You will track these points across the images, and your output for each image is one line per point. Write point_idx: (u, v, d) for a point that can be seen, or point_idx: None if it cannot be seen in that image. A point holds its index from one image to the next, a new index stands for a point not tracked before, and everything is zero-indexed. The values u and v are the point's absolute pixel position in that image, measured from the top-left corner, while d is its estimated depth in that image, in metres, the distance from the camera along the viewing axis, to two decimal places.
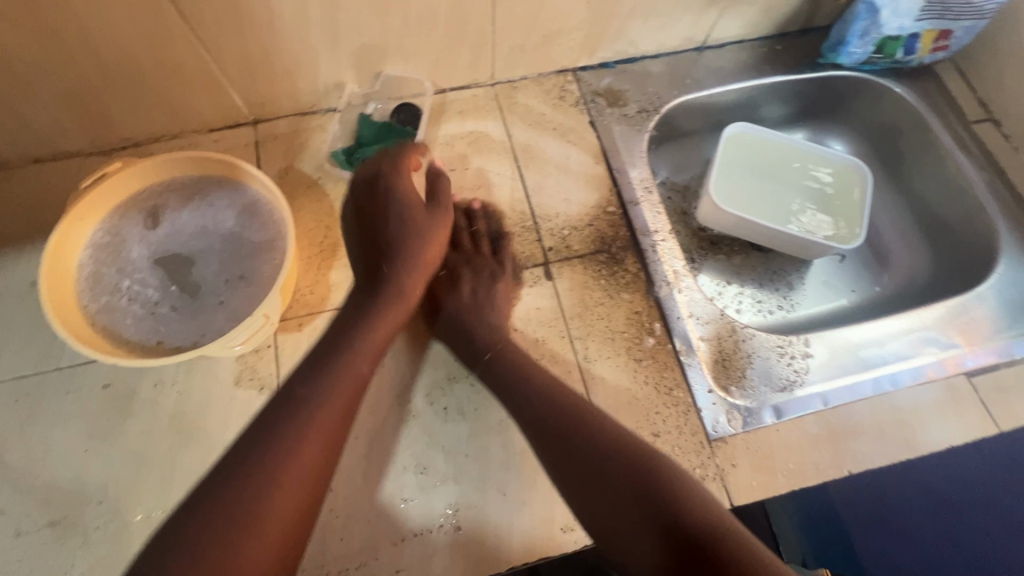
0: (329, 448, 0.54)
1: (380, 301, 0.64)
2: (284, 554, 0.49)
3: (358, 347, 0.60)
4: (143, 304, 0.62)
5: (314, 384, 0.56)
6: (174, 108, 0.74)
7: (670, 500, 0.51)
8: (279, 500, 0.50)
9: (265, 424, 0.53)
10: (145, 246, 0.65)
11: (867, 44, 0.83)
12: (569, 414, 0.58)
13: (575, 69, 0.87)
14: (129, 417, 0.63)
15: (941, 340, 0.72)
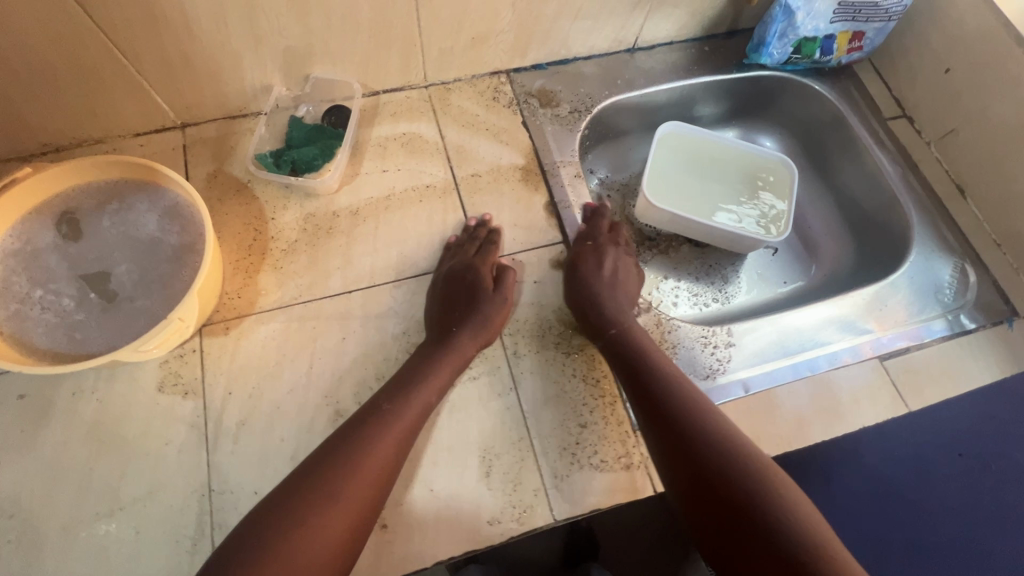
0: (395, 457, 0.57)
1: (440, 358, 0.64)
2: (333, 567, 0.50)
3: (421, 393, 0.61)
4: (57, 314, 0.60)
5: (395, 399, 0.60)
6: (95, 112, 0.73)
7: (764, 507, 0.51)
8: (342, 499, 0.52)
9: (355, 431, 0.57)
10: (59, 255, 0.63)
11: (785, 45, 0.87)
12: (682, 404, 0.60)
13: (508, 71, 0.88)
14: (45, 427, 0.61)
15: (855, 326, 0.77)
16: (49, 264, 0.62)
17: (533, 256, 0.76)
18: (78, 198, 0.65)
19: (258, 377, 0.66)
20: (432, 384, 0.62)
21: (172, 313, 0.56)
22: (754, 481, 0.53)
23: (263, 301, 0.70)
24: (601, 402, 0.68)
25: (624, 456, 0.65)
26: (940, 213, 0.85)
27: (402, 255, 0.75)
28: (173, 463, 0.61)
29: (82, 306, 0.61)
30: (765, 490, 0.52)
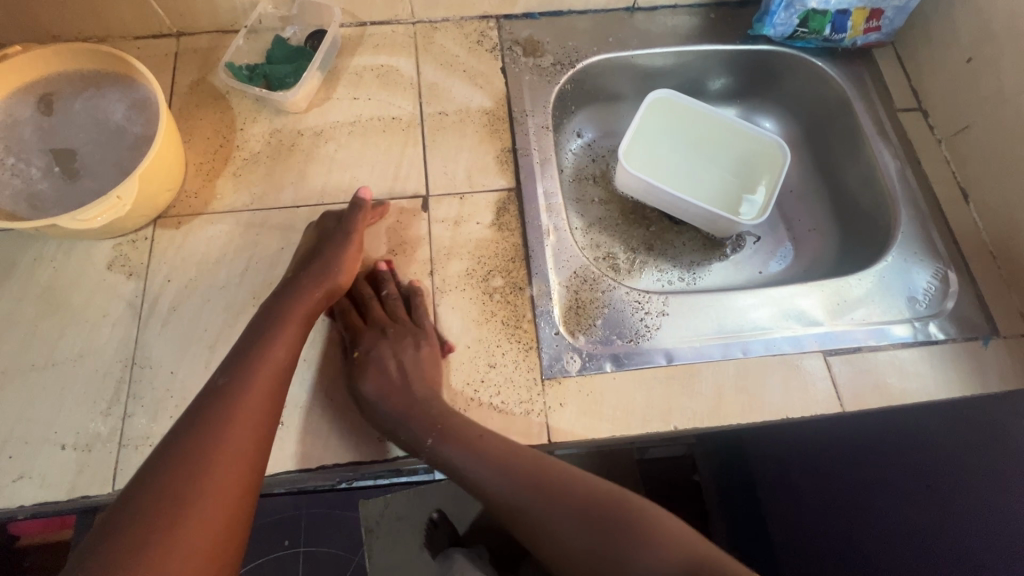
0: (258, 428, 0.55)
1: (280, 315, 0.62)
2: (223, 542, 0.49)
3: (273, 345, 0.60)
4: (20, 179, 0.65)
5: (235, 371, 0.57)
6: (97, 9, 0.78)
7: (626, 552, 0.55)
8: (215, 482, 0.51)
9: (196, 410, 0.54)
10: (34, 130, 0.68)
11: (791, 16, 0.81)
12: (515, 481, 0.58)
13: (498, 17, 0.88)
14: (5, 283, 0.68)
15: (806, 317, 0.72)
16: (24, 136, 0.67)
17: (481, 199, 0.76)
18: (61, 82, 0.70)
19: (196, 271, 0.70)
20: (281, 340, 0.60)
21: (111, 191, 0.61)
22: (592, 524, 0.56)
23: (216, 203, 0.74)
24: (516, 346, 0.68)
25: (526, 402, 0.65)
26: (934, 217, 0.78)
27: (355, 179, 0.76)
28: (106, 335, 0.66)
29: (44, 177, 0.65)
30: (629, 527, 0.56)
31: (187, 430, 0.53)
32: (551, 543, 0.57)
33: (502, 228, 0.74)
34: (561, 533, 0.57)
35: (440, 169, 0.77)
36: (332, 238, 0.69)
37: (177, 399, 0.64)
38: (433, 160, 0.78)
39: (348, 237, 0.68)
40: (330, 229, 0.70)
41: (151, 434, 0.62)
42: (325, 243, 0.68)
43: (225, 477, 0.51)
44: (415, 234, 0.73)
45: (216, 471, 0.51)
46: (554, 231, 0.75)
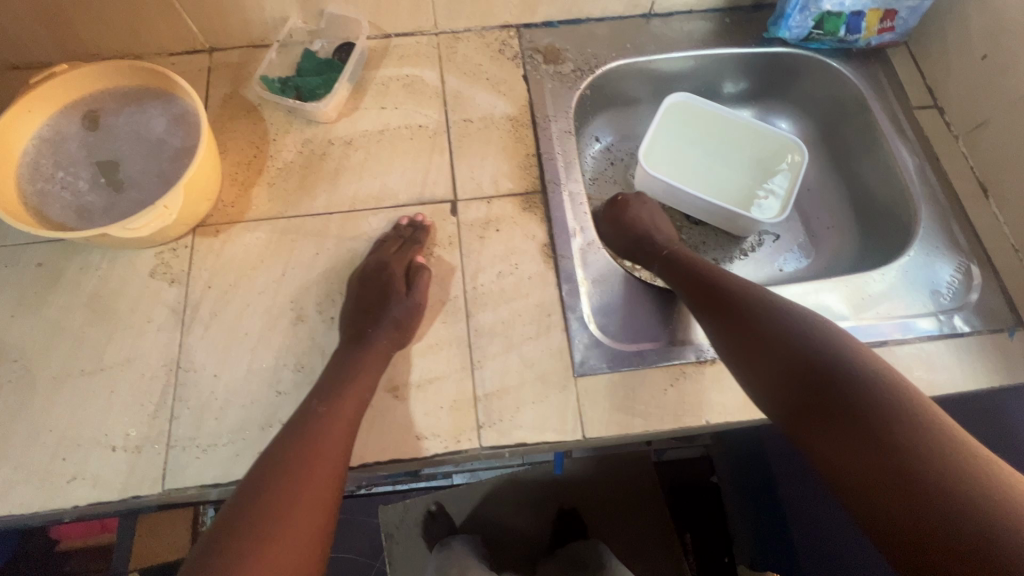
0: (342, 456, 0.58)
1: (356, 360, 0.64)
2: (309, 562, 0.50)
3: (350, 390, 0.62)
4: (70, 191, 0.68)
5: (326, 400, 0.61)
6: (136, 30, 0.81)
7: (831, 359, 0.52)
8: (304, 497, 0.53)
9: (293, 432, 0.58)
10: (85, 146, 0.70)
11: (806, 19, 0.83)
12: (803, 324, 0.56)
13: (518, 26, 0.90)
14: (54, 292, 0.70)
15: (832, 313, 0.73)
16: (73, 154, 0.70)
17: (509, 202, 0.78)
18: (106, 100, 0.73)
19: (235, 277, 0.72)
20: (361, 381, 0.63)
21: (158, 201, 0.63)
22: (839, 365, 0.51)
23: (252, 211, 0.76)
24: (547, 345, 0.69)
25: (560, 398, 0.67)
26: (953, 211, 0.79)
27: (385, 186, 0.78)
28: (151, 339, 0.68)
29: (91, 189, 0.68)
30: (833, 350, 0.52)
31: (269, 462, 0.55)
32: (768, 336, 0.56)
33: (530, 231, 0.76)
34: (782, 324, 0.57)
35: (467, 174, 0.79)
36: (388, 288, 0.69)
37: (220, 402, 0.66)
38: (460, 165, 0.80)
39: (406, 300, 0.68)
40: (381, 277, 0.69)
41: (197, 435, 0.64)
42: (390, 303, 0.67)
43: (306, 520, 0.52)
44: (445, 237, 0.75)
45: (300, 505, 0.53)
46: (581, 232, 0.76)
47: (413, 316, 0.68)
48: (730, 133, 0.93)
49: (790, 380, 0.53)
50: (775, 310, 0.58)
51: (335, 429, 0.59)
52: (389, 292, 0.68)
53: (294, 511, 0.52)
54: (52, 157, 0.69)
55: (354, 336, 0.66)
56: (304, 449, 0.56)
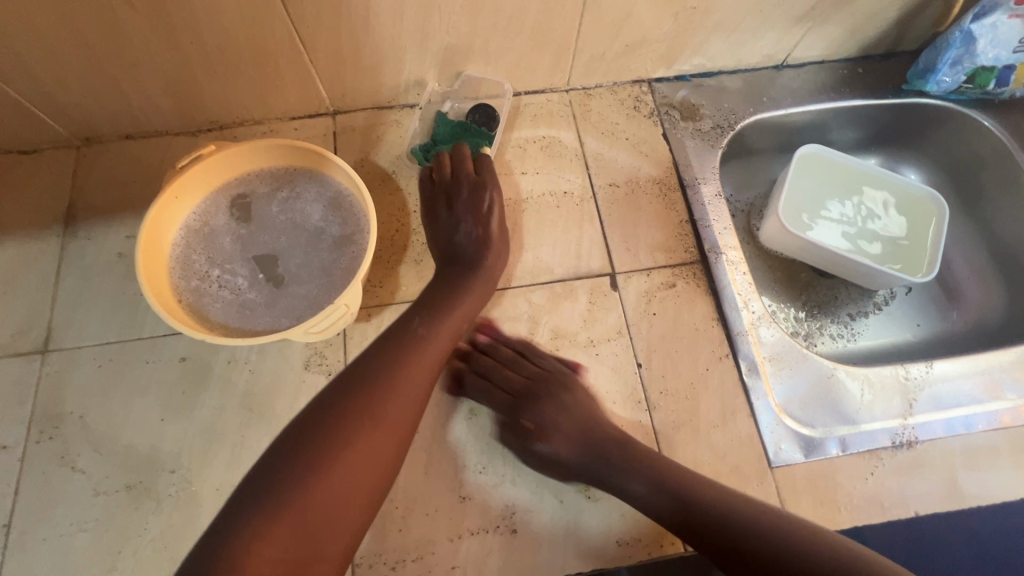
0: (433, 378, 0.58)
1: (469, 285, 0.65)
2: (377, 485, 0.52)
3: (451, 317, 0.62)
4: (230, 288, 0.63)
5: (430, 323, 0.61)
6: (263, 96, 0.76)
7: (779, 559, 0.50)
8: (392, 413, 0.54)
9: (393, 352, 0.57)
10: (236, 235, 0.65)
11: (958, 73, 0.81)
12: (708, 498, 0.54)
13: (650, 80, 0.87)
14: (204, 391, 0.65)
15: (1020, 386, 0.70)
16: (225, 245, 0.65)
17: (670, 274, 0.74)
18: (251, 182, 0.67)
19: None
20: (461, 310, 0.63)
21: (339, 300, 0.58)
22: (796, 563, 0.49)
23: (403, 292, 0.72)
24: (737, 433, 0.66)
25: (760, 491, 0.64)
26: None
27: (537, 260, 0.74)
28: None
29: (251, 285, 0.63)
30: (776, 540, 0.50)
31: (359, 378, 0.55)
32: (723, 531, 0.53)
33: (696, 305, 0.72)
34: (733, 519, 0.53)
35: (621, 244, 0.76)
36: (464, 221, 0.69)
37: (402, 510, 0.61)
38: (612, 234, 0.76)
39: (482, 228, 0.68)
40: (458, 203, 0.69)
41: (383, 549, 0.59)
42: (490, 228, 0.69)
43: (383, 444, 0.53)
44: (610, 315, 0.71)
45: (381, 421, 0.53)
46: (750, 305, 0.73)
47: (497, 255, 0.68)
48: (865, 185, 0.92)
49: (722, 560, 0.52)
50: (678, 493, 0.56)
51: (431, 352, 0.59)
52: (493, 215, 0.69)
53: (422, 347, 0.59)
54: (203, 249, 0.64)
55: (460, 259, 0.67)
56: (437, 303, 0.63)
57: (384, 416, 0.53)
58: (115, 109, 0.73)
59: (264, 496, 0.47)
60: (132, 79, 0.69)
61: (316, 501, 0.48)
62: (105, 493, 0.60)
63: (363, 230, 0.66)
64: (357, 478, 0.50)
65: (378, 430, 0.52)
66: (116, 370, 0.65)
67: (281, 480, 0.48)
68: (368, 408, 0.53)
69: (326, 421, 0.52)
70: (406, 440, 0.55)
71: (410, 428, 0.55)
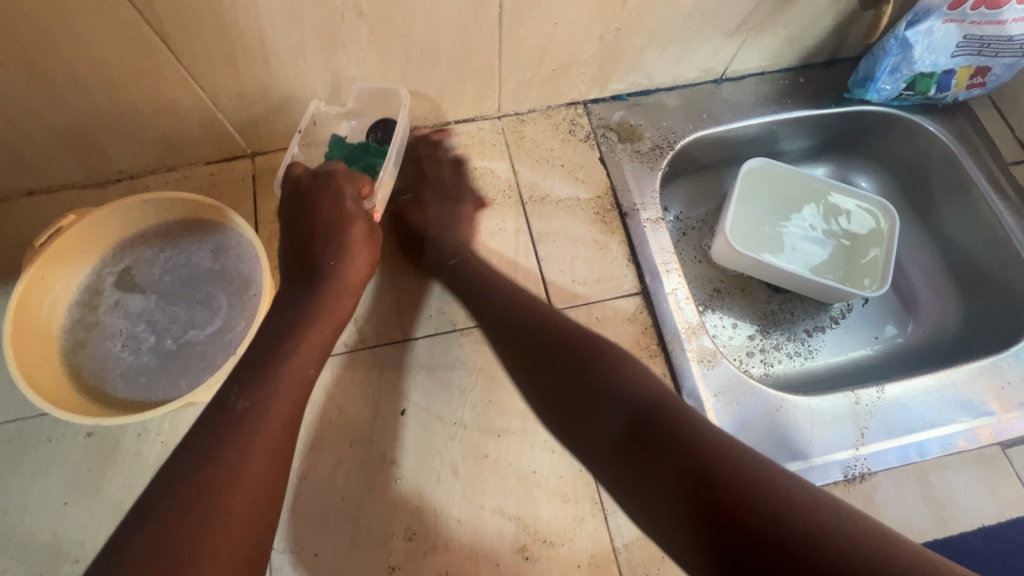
0: (275, 456, 0.46)
1: (322, 305, 0.56)
2: None
3: (287, 371, 0.50)
4: (116, 355, 0.61)
5: (253, 391, 0.48)
6: (171, 143, 0.71)
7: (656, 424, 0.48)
8: (230, 523, 0.41)
9: (208, 445, 0.44)
10: (120, 306, 0.63)
11: (897, 81, 0.79)
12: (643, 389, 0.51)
13: (585, 102, 0.83)
14: (112, 468, 0.61)
15: (975, 406, 0.68)
16: (109, 316, 0.63)
17: (611, 308, 0.71)
18: (132, 244, 0.65)
19: (319, 429, 0.63)
20: (307, 348, 0.53)
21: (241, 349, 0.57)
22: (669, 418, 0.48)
23: None
24: None
25: None
26: None
27: None
28: None
29: (137, 350, 0.61)
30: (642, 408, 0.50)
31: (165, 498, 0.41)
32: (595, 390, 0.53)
33: (638, 340, 0.69)
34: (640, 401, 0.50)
35: (559, 279, 0.72)
36: (320, 221, 0.60)
37: None
38: (549, 268, 0.73)
39: (343, 229, 0.60)
40: (312, 200, 0.61)
41: None
42: (350, 227, 0.60)
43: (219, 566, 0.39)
44: None
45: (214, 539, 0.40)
46: (695, 337, 0.69)
47: (360, 262, 0.60)
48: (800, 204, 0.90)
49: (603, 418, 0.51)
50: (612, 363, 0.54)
51: (270, 425, 0.47)
52: (348, 206, 0.61)
53: (249, 429, 0.45)
54: (85, 322, 0.62)
55: (309, 267, 0.59)
56: (265, 361, 0.50)
57: (209, 547, 0.39)
58: (9, 168, 0.68)
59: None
60: (20, 137, 0.65)
61: None
62: None
63: (257, 278, 0.63)
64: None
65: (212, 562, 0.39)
66: (16, 453, 0.61)
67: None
68: (189, 540, 0.39)
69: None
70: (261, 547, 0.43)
71: (261, 529, 0.44)
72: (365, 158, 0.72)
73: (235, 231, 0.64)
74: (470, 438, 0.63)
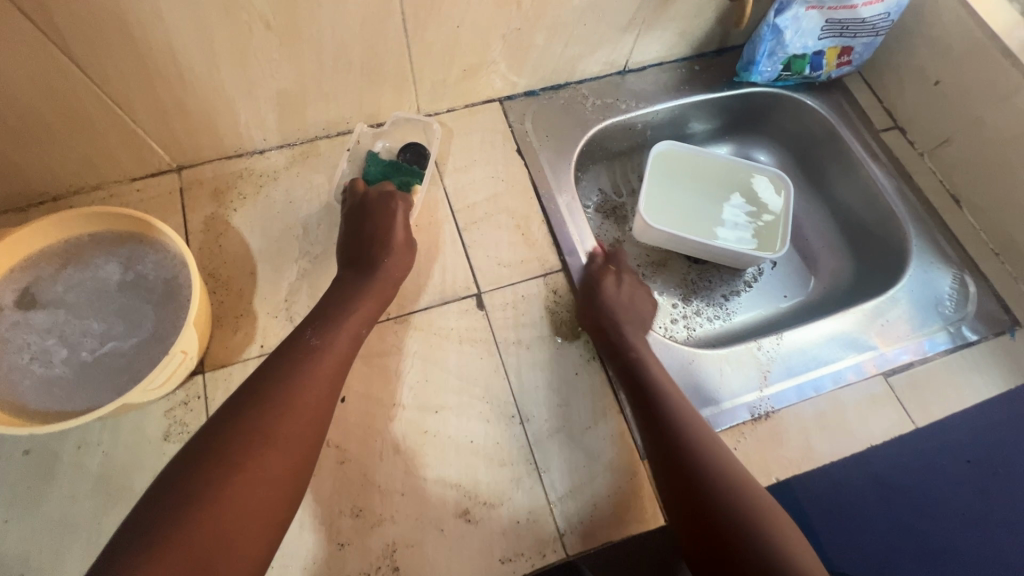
0: (332, 386, 0.58)
1: (366, 289, 0.67)
2: (280, 507, 0.50)
3: (346, 325, 0.62)
4: (46, 369, 0.61)
5: (322, 333, 0.61)
6: (93, 161, 0.73)
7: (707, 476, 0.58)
8: (287, 425, 0.52)
9: (280, 368, 0.56)
10: (42, 322, 0.63)
11: (775, 63, 0.88)
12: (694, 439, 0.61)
13: (501, 99, 0.89)
14: (51, 482, 0.61)
15: (861, 343, 0.77)
16: (32, 334, 0.62)
17: (537, 285, 0.76)
18: (57, 261, 0.65)
19: None
20: (358, 316, 0.64)
21: (174, 348, 0.59)
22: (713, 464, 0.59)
23: (259, 344, 0.70)
24: (609, 430, 0.68)
25: (633, 485, 0.66)
26: (936, 225, 0.86)
27: (402, 290, 0.75)
28: None
29: (68, 362, 0.61)
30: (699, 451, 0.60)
31: (242, 404, 0.53)
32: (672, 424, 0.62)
33: (562, 313, 0.75)
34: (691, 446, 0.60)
35: (486, 263, 0.77)
36: (374, 228, 0.72)
37: (279, 570, 0.59)
38: (476, 254, 0.78)
39: (388, 236, 0.71)
40: (369, 211, 0.73)
41: None
42: (395, 236, 0.71)
43: (284, 455, 0.51)
44: (479, 334, 0.72)
45: (281, 434, 0.52)
46: None
47: (400, 263, 0.70)
48: (718, 181, 0.98)
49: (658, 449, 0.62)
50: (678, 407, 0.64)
51: (330, 359, 0.59)
52: (400, 221, 0.73)
53: (315, 359, 0.58)
54: (10, 341, 0.61)
55: (360, 262, 0.70)
56: (330, 316, 0.63)
57: (274, 438, 0.51)
58: None
59: (133, 553, 0.43)
60: None
61: (192, 542, 0.44)
62: None
63: (186, 282, 0.65)
64: (244, 513, 0.47)
65: (269, 449, 0.51)
66: None
67: (151, 526, 0.45)
68: (258, 429, 0.51)
69: (216, 448, 0.50)
70: (308, 455, 0.53)
71: (310, 441, 0.54)
72: (397, 178, 0.80)
73: (163, 239, 0.66)
74: (409, 417, 0.67)
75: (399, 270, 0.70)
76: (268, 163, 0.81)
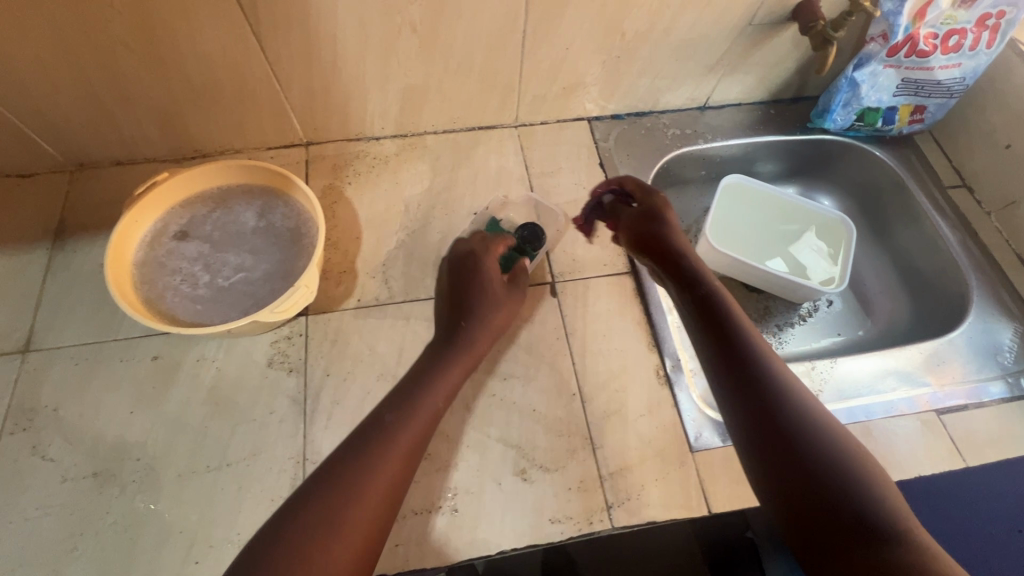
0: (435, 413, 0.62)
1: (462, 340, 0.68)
2: (381, 512, 0.53)
3: (454, 359, 0.66)
4: (188, 288, 0.71)
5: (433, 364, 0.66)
6: (243, 127, 0.86)
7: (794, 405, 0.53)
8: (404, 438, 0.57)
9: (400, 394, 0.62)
10: (190, 250, 0.74)
11: (849, 113, 0.94)
12: (773, 376, 0.56)
13: (590, 118, 0.99)
14: (172, 385, 0.71)
15: (914, 378, 0.79)
16: (177, 259, 0.73)
17: (607, 282, 0.83)
18: (208, 202, 0.77)
19: (351, 363, 0.74)
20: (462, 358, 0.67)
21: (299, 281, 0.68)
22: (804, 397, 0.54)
23: (356, 299, 0.79)
24: (662, 418, 0.73)
25: (682, 472, 0.69)
26: (998, 280, 0.88)
27: None
28: (274, 433, 0.69)
29: (206, 284, 0.72)
30: (776, 382, 0.55)
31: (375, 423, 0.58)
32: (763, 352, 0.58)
33: (628, 310, 0.81)
34: (767, 377, 0.55)
35: (563, 257, 0.85)
36: (483, 282, 0.73)
37: None
38: (555, 247, 0.85)
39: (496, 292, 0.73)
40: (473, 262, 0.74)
41: None
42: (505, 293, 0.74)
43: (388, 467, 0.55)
44: (551, 318, 0.79)
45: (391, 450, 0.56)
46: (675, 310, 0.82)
47: (497, 313, 0.72)
48: (783, 219, 1.04)
49: (723, 372, 0.57)
50: (750, 344, 0.59)
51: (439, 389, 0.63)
52: (494, 281, 0.73)
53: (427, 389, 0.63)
54: (162, 263, 0.73)
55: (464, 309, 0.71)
56: (430, 384, 0.63)
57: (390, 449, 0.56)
58: (108, 138, 0.82)
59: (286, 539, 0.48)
60: (127, 113, 0.78)
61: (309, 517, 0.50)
62: (72, 479, 0.65)
63: (310, 233, 0.75)
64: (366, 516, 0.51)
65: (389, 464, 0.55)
66: (93, 368, 0.71)
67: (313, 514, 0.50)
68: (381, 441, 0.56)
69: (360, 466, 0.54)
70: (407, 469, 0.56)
71: (413, 455, 0.58)
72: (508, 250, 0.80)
73: (294, 194, 0.77)
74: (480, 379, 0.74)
75: (494, 326, 0.71)
76: (382, 148, 0.92)
